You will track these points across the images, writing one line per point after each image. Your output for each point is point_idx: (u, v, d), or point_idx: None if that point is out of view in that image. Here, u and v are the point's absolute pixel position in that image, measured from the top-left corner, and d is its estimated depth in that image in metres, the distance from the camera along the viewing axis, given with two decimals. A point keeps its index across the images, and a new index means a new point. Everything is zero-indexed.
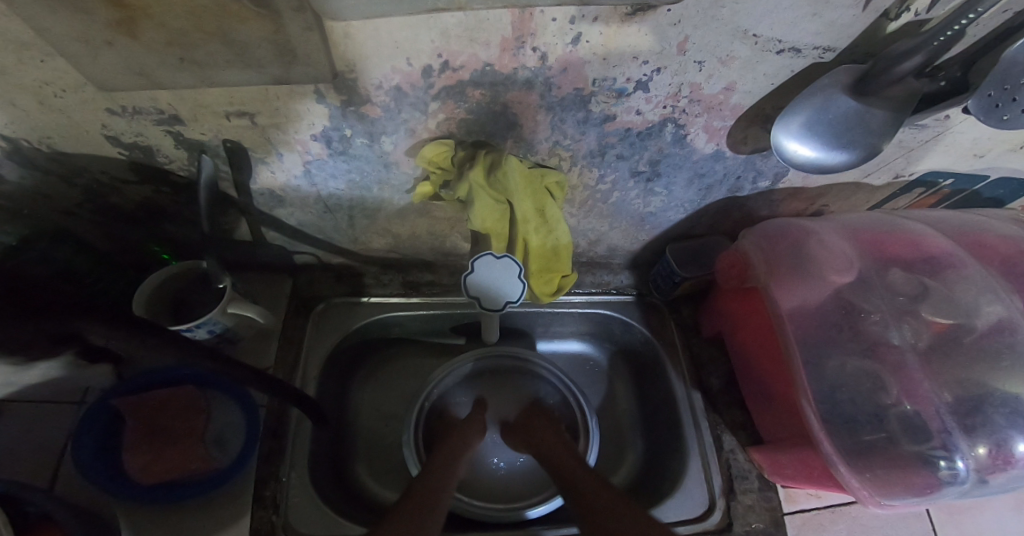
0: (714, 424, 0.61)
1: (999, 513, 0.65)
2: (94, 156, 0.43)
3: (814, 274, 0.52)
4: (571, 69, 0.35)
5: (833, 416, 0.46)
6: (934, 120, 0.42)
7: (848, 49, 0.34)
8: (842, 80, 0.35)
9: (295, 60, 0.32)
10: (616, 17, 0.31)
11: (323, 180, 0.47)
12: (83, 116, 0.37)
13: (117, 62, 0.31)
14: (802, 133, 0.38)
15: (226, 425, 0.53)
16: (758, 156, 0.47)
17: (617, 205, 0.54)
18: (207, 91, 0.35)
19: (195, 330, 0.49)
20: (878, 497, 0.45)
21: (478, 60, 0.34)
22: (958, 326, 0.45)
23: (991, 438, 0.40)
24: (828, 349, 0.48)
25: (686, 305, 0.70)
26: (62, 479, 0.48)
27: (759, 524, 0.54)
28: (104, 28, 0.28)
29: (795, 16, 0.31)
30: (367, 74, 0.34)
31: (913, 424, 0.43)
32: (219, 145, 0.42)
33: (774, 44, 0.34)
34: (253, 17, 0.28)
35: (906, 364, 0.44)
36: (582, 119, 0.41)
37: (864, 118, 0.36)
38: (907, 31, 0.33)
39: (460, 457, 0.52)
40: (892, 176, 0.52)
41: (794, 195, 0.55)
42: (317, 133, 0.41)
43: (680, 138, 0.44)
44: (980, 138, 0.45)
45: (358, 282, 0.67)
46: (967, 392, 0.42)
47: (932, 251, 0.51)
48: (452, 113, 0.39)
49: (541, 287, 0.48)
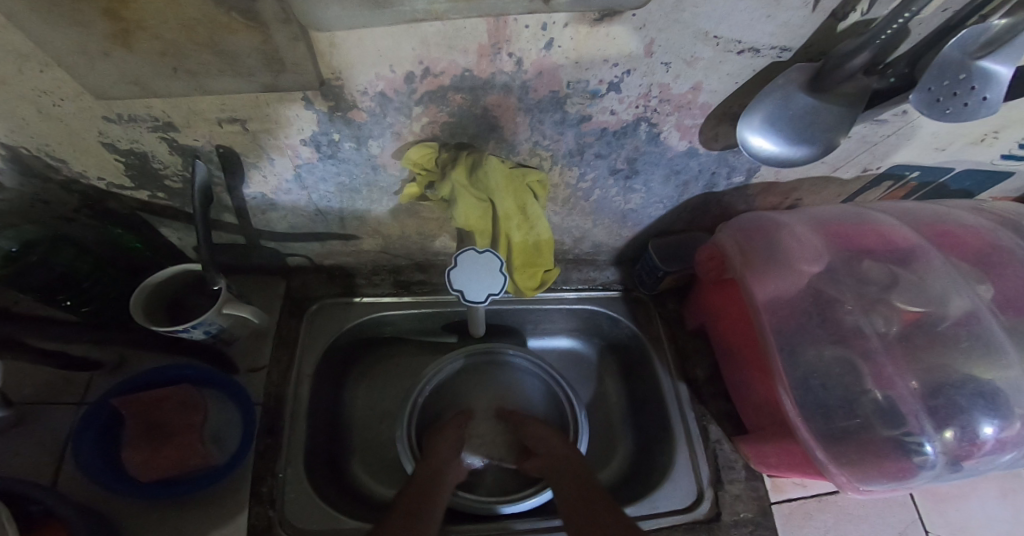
0: (700, 415, 0.63)
1: (982, 500, 0.66)
2: (91, 163, 0.44)
3: (787, 265, 0.54)
4: (546, 73, 0.37)
5: (808, 402, 0.48)
6: (892, 115, 0.44)
7: (804, 48, 0.36)
8: (797, 78, 0.37)
9: (284, 68, 0.33)
10: (585, 22, 0.33)
11: (314, 183, 0.49)
12: (81, 123, 0.39)
13: (113, 71, 0.33)
14: (765, 129, 0.40)
15: (223, 423, 0.55)
16: (730, 153, 0.49)
17: (598, 203, 0.56)
18: (200, 99, 0.37)
19: (191, 331, 0.50)
20: (855, 482, 0.47)
21: (457, 66, 0.36)
22: (927, 313, 0.47)
23: (957, 421, 0.42)
24: (801, 337, 0.50)
25: (672, 299, 0.72)
26: (65, 475, 0.49)
27: (746, 513, 0.56)
28: (102, 39, 0.29)
29: (751, 18, 0.33)
30: (353, 81, 0.36)
31: (885, 409, 0.44)
32: (211, 151, 0.43)
33: (735, 45, 0.36)
34: (243, 29, 0.30)
35: (875, 350, 0.46)
36: (560, 120, 0.43)
37: (819, 115, 0.38)
38: (856, 30, 0.35)
39: (450, 462, 0.54)
40: (861, 169, 0.54)
41: (768, 189, 0.58)
42: (306, 138, 0.42)
43: (654, 137, 0.46)
44: (938, 132, 0.48)
45: (350, 283, 0.68)
46: (933, 376, 0.44)
47: (900, 242, 0.53)
48: (435, 117, 0.41)
49: (524, 282, 0.49)
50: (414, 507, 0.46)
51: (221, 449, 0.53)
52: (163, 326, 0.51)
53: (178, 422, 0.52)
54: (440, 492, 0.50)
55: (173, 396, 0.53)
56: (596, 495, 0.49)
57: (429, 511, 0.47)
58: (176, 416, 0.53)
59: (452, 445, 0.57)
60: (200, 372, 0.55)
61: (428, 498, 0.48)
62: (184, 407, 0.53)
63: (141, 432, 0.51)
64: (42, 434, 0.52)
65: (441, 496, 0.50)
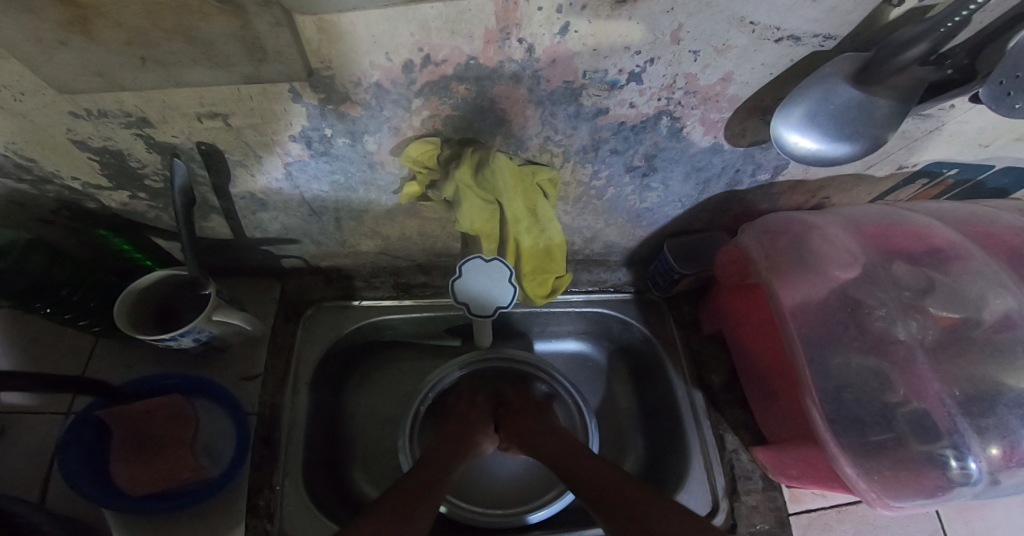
0: (716, 423, 0.60)
1: (1008, 510, 0.64)
2: (64, 163, 0.41)
3: (816, 269, 0.50)
4: (560, 61, 0.34)
5: (838, 417, 0.45)
6: (938, 109, 0.40)
7: (850, 36, 0.32)
8: (845, 69, 0.33)
9: (266, 57, 0.30)
10: (605, 6, 0.29)
11: (306, 182, 0.46)
12: (46, 119, 0.36)
13: (74, 62, 0.29)
14: (804, 125, 0.36)
15: (216, 433, 0.53)
16: (757, 149, 0.45)
17: (612, 201, 0.52)
18: (175, 92, 0.33)
19: (179, 339, 0.47)
20: (887, 499, 0.44)
21: (461, 54, 0.32)
22: (965, 320, 0.44)
23: (1003, 439, 0.39)
24: (831, 347, 0.47)
25: (686, 301, 0.69)
26: (53, 491, 0.48)
27: (763, 525, 0.54)
28: (56, 28, 0.26)
29: (792, 3, 0.29)
30: (345, 71, 0.33)
31: (922, 425, 0.41)
32: (192, 148, 0.40)
33: (772, 32, 0.32)
34: (216, 13, 0.26)
35: (912, 361, 0.43)
36: (574, 113, 0.39)
37: (867, 107, 0.34)
38: (912, 17, 0.31)
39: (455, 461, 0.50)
40: (895, 167, 0.50)
41: (794, 188, 0.54)
42: (296, 134, 0.39)
43: (676, 132, 0.42)
44: (986, 127, 0.44)
45: (348, 285, 0.65)
46: (977, 390, 0.41)
47: (937, 243, 0.49)
48: (436, 110, 0.37)
49: (533, 288, 0.46)
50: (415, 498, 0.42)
51: (214, 460, 0.51)
52: (149, 334, 0.48)
53: (170, 435, 0.51)
54: (439, 488, 0.45)
55: (163, 407, 0.51)
56: (624, 482, 0.44)
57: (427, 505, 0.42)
58: (168, 427, 0.51)
59: (456, 443, 0.52)
60: (185, 380, 0.52)
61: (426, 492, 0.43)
62: (175, 418, 0.51)
63: (133, 444, 0.49)
64: (31, 444, 0.50)
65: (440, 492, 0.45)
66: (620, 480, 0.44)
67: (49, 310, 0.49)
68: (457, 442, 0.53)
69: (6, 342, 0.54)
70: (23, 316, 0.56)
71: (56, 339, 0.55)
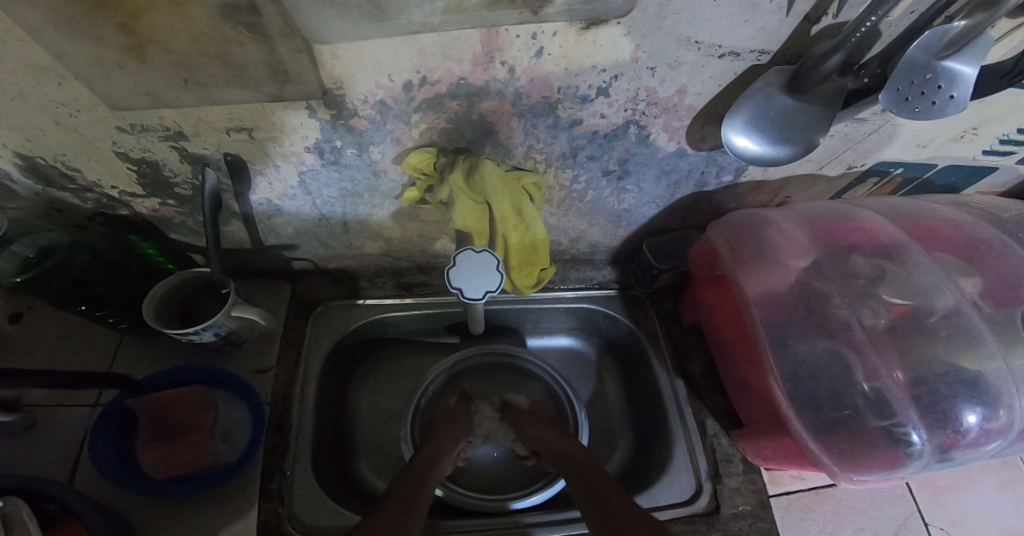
0: (697, 410, 0.64)
1: (981, 493, 0.67)
2: (105, 173, 0.47)
3: (775, 260, 0.55)
4: (537, 80, 0.39)
5: (799, 394, 0.49)
6: (872, 114, 0.46)
7: (782, 51, 0.38)
8: (776, 81, 0.39)
9: (288, 78, 0.36)
10: (573, 31, 0.35)
11: (318, 188, 0.51)
12: (96, 133, 0.41)
13: (127, 83, 0.35)
14: (748, 129, 0.42)
15: (234, 422, 0.57)
16: (718, 153, 0.51)
17: (593, 203, 0.58)
18: (209, 109, 0.39)
19: (201, 333, 0.52)
20: (848, 471, 0.47)
21: (453, 74, 0.38)
22: (914, 306, 0.48)
23: (944, 409, 0.44)
24: (793, 331, 0.51)
25: (668, 297, 0.74)
26: (80, 473, 0.52)
27: (745, 506, 0.57)
28: (118, 52, 0.32)
29: (728, 24, 0.35)
30: (354, 90, 0.38)
31: (873, 399, 0.46)
32: (220, 158, 0.46)
33: (716, 49, 0.38)
34: (249, 41, 0.32)
35: (862, 341, 0.48)
36: (552, 124, 0.45)
37: (800, 114, 0.40)
38: (829, 33, 0.37)
39: (440, 460, 0.54)
40: (846, 167, 0.56)
41: (758, 187, 0.59)
42: (311, 145, 0.44)
43: (644, 138, 0.47)
44: (919, 130, 0.49)
45: (354, 285, 0.70)
46: (919, 366, 0.45)
47: (885, 237, 0.54)
48: (432, 123, 0.43)
49: (521, 280, 0.51)
50: (405, 500, 0.47)
51: (231, 448, 0.55)
52: (173, 328, 0.53)
53: (190, 421, 0.54)
54: (427, 488, 0.50)
55: (184, 396, 0.55)
56: (609, 485, 0.48)
57: (420, 499, 0.48)
58: (191, 416, 0.54)
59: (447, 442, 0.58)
60: (210, 372, 0.57)
61: (420, 486, 0.49)
62: (197, 407, 0.55)
63: (157, 431, 0.53)
64: (61, 433, 0.54)
65: (433, 483, 0.51)
66: (607, 481, 0.49)
67: (85, 307, 0.54)
68: (445, 441, 0.57)
69: (38, 338, 0.59)
70: (56, 314, 0.61)
71: (84, 336, 0.60)
